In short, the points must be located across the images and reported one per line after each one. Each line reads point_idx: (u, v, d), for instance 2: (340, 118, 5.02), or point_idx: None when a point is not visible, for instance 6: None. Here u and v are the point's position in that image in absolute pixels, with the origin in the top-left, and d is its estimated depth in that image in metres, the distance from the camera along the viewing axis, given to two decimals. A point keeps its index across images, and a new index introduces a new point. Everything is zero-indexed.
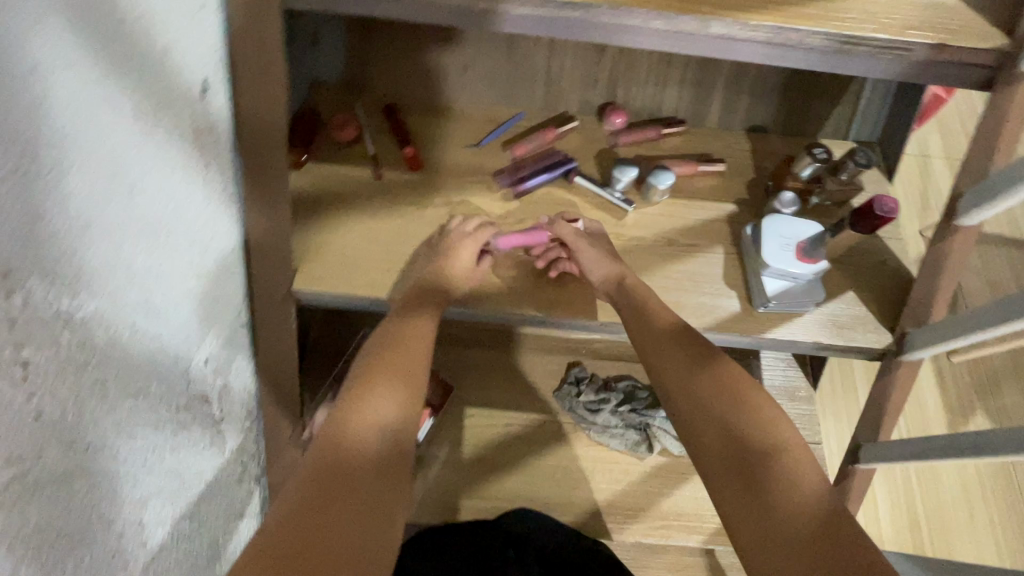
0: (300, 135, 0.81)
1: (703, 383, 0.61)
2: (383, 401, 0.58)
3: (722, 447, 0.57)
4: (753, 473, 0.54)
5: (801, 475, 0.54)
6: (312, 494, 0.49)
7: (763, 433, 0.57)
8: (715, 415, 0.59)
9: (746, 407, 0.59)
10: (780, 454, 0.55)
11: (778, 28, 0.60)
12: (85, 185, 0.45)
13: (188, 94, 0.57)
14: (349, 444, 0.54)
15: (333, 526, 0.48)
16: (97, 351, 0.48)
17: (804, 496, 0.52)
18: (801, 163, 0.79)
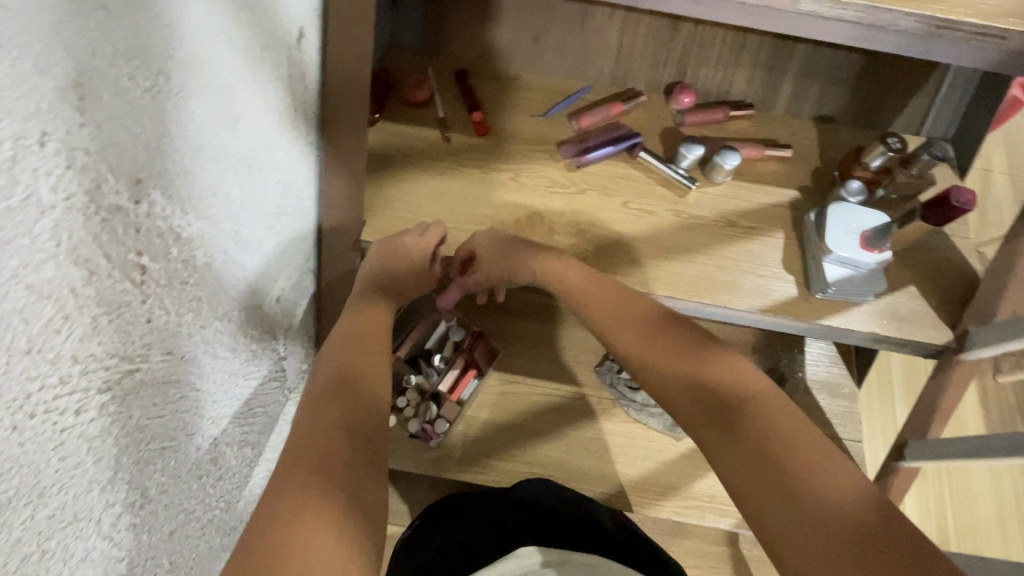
0: (376, 93, 0.83)
1: (670, 351, 0.61)
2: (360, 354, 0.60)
3: (701, 408, 0.55)
4: (733, 425, 0.52)
5: (784, 418, 0.52)
6: (310, 426, 0.51)
7: (736, 385, 0.56)
8: (689, 381, 0.58)
9: (715, 364, 0.58)
10: (756, 399, 0.54)
11: (869, 8, 0.59)
12: (201, 111, 0.48)
13: (288, 38, 0.59)
14: (340, 382, 0.56)
15: (326, 449, 0.49)
16: (196, 270, 0.52)
17: (803, 443, 0.50)
18: (873, 153, 0.78)
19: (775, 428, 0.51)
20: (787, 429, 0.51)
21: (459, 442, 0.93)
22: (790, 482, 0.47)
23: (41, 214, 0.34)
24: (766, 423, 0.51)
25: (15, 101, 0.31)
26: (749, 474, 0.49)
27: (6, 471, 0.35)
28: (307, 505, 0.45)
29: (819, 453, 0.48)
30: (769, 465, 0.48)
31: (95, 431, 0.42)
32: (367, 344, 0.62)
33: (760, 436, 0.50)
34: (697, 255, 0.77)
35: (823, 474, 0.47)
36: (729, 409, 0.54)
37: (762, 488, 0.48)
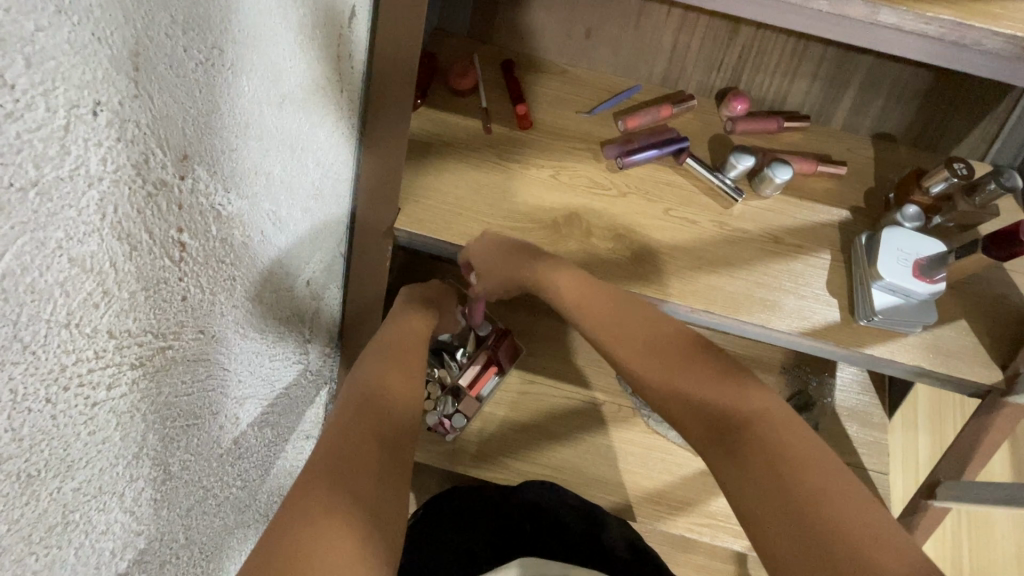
0: (421, 78, 0.81)
1: (677, 370, 0.60)
2: (391, 364, 0.62)
3: (712, 430, 0.55)
4: (743, 448, 0.52)
5: (790, 441, 0.51)
6: (345, 426, 0.52)
7: (748, 405, 0.55)
8: (701, 401, 0.57)
9: (727, 385, 0.57)
10: (765, 421, 0.53)
11: (956, 24, 0.55)
12: (252, 88, 0.47)
13: (339, 17, 0.58)
14: (374, 388, 0.57)
15: (359, 450, 0.50)
16: (233, 250, 0.51)
17: (829, 485, 0.47)
18: (935, 177, 0.74)
19: (792, 452, 0.50)
20: (802, 455, 0.50)
21: (475, 436, 0.91)
22: (809, 508, 0.45)
23: (89, 185, 0.33)
24: (793, 464, 0.49)
25: (71, 67, 0.30)
26: (765, 497, 0.48)
27: (37, 443, 0.35)
28: (337, 504, 0.45)
29: (840, 486, 0.47)
30: (785, 491, 0.47)
31: (125, 407, 0.42)
32: (397, 356, 0.64)
33: (773, 459, 0.49)
34: (738, 270, 0.74)
35: (844, 507, 0.45)
36: (741, 430, 0.53)
37: (779, 513, 0.46)
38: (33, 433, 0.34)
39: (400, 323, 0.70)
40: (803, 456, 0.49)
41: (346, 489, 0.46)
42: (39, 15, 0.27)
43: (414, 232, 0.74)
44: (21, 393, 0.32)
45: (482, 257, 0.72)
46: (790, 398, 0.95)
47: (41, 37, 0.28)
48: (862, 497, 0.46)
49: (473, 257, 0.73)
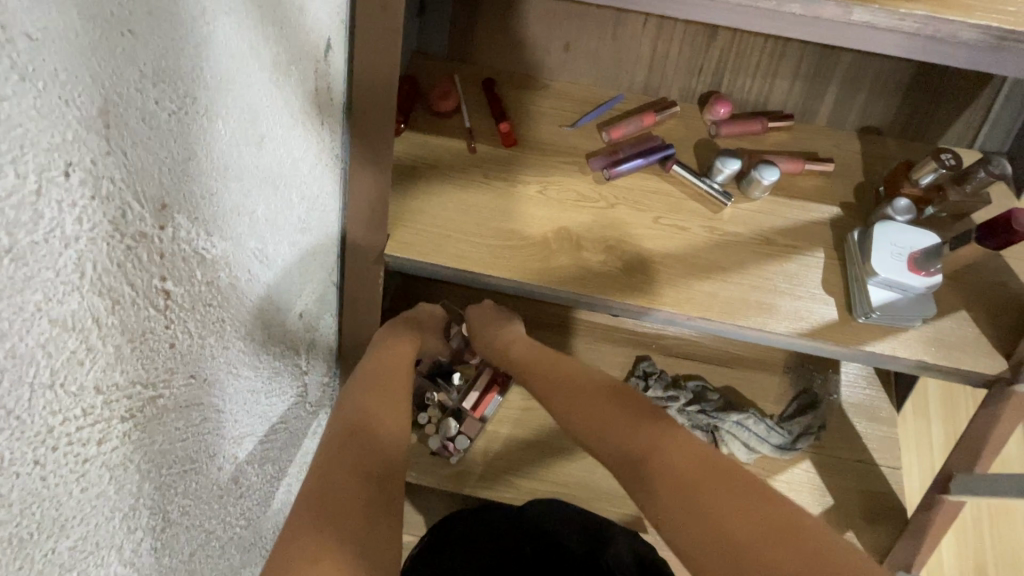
0: (403, 103, 0.82)
1: (593, 420, 0.61)
2: (372, 394, 0.62)
3: (620, 467, 0.57)
4: (645, 482, 0.53)
5: (705, 463, 0.53)
6: (328, 462, 0.52)
7: (650, 435, 0.57)
8: (607, 435, 0.59)
9: (637, 419, 0.59)
10: (661, 448, 0.55)
11: (928, 19, 0.56)
12: (228, 131, 0.47)
13: (314, 52, 0.59)
14: (356, 424, 0.57)
15: (345, 487, 0.50)
16: (220, 293, 0.51)
17: (742, 498, 0.49)
18: (924, 169, 0.73)
19: (703, 477, 0.51)
20: (713, 474, 0.51)
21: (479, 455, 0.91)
22: (721, 530, 0.47)
23: (66, 245, 0.33)
24: (713, 483, 0.50)
25: (39, 132, 0.30)
26: (675, 524, 0.49)
27: (29, 506, 0.34)
28: (325, 542, 0.45)
29: (755, 501, 0.48)
30: (694, 514, 0.49)
31: (117, 460, 0.42)
32: (387, 388, 0.63)
33: (674, 487, 0.51)
34: (733, 274, 0.74)
35: (748, 516, 0.47)
36: (640, 463, 0.55)
37: (690, 535, 0.48)
38: (24, 496, 0.34)
39: (386, 352, 0.70)
40: (715, 474, 0.51)
41: (333, 527, 0.46)
42: (3, 85, 0.27)
43: (405, 258, 0.74)
44: (7, 458, 0.32)
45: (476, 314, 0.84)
46: (794, 398, 0.94)
47: (7, 105, 0.28)
48: (773, 505, 0.48)
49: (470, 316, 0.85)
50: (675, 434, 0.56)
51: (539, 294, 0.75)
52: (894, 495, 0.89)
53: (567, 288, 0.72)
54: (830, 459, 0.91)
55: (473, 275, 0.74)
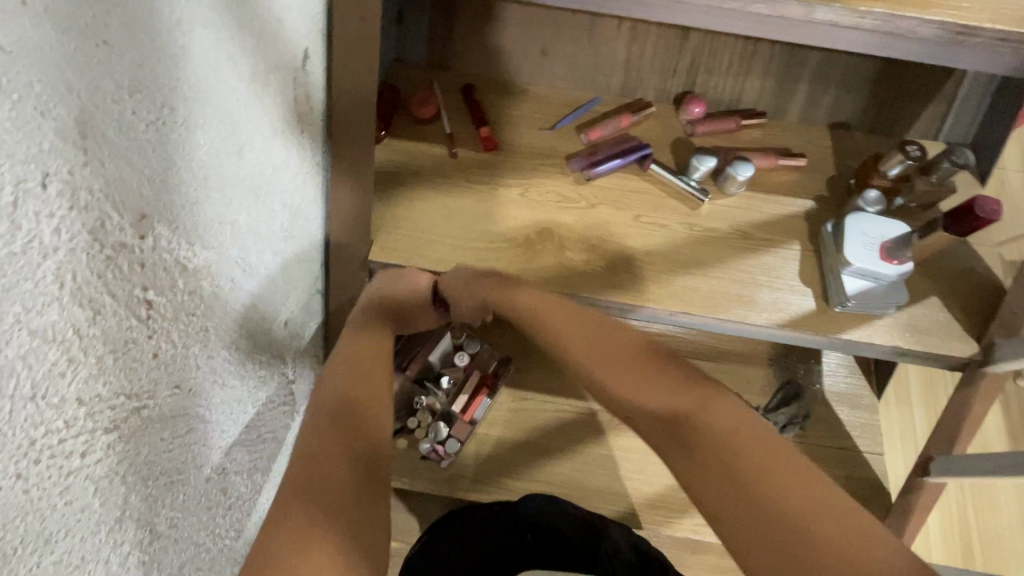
0: (383, 111, 0.83)
1: (630, 379, 0.58)
2: (359, 368, 0.59)
3: (659, 428, 0.55)
4: (693, 445, 0.52)
5: (746, 433, 0.51)
6: (312, 445, 0.51)
7: (692, 401, 0.54)
8: (645, 402, 0.56)
9: (670, 384, 0.56)
10: (712, 413, 0.53)
11: (887, 16, 0.58)
12: (207, 140, 0.48)
13: (292, 61, 0.60)
14: (342, 404, 0.55)
15: (331, 474, 0.49)
16: (203, 301, 0.51)
17: (781, 472, 0.48)
18: (891, 161, 0.76)
19: (743, 448, 0.50)
20: (750, 441, 0.51)
21: (470, 458, 0.91)
22: (749, 499, 0.47)
23: (44, 257, 0.33)
24: (751, 456, 0.49)
25: (16, 144, 0.30)
26: (710, 489, 0.49)
27: (12, 521, 0.34)
28: (315, 534, 0.45)
29: (779, 468, 0.48)
30: (734, 488, 0.48)
31: (102, 472, 0.41)
32: (371, 358, 0.60)
33: (719, 452, 0.50)
34: (712, 269, 0.75)
35: (786, 488, 0.47)
36: (687, 427, 0.53)
37: (722, 502, 0.48)
38: (6, 511, 0.34)
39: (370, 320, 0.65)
40: (753, 446, 0.50)
41: (323, 517, 0.46)
42: None
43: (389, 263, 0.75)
44: None
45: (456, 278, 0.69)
46: (779, 389, 0.96)
47: None
48: (810, 478, 0.48)
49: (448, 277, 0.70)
50: (713, 400, 0.54)
51: None
52: (879, 481, 0.91)
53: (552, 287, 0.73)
54: (815, 448, 0.93)
55: None
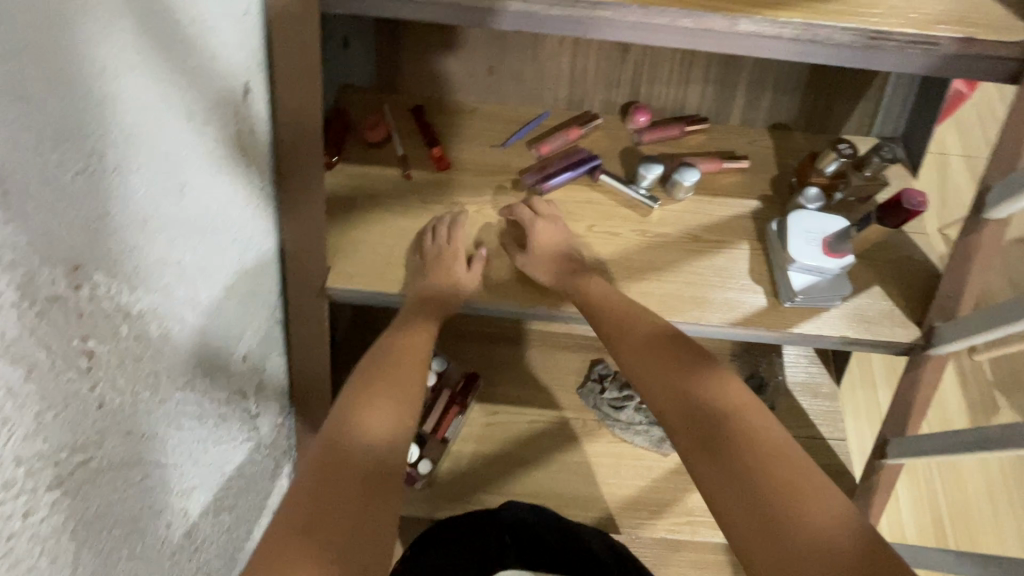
0: (333, 137, 0.83)
1: (666, 374, 0.60)
2: (376, 392, 0.61)
3: (688, 423, 0.55)
4: (720, 442, 0.53)
5: (767, 435, 0.53)
6: (320, 463, 0.53)
7: (721, 399, 0.56)
8: (674, 393, 0.58)
9: (705, 382, 0.58)
10: (745, 416, 0.54)
11: (806, 25, 0.61)
12: (144, 184, 0.47)
13: (231, 97, 0.60)
14: (351, 426, 0.56)
15: (333, 493, 0.50)
16: (151, 345, 0.50)
17: (791, 472, 0.49)
18: (826, 159, 0.80)
19: (762, 449, 0.51)
20: (775, 443, 0.52)
21: (445, 477, 0.91)
22: (761, 495, 0.49)
23: None
24: (766, 456, 0.51)
25: None
26: (724, 483, 0.50)
27: None
28: (308, 551, 0.46)
29: (794, 469, 0.50)
30: (744, 483, 0.50)
31: (48, 530, 0.40)
32: (389, 382, 0.63)
33: (742, 448, 0.52)
34: (666, 273, 0.77)
35: (789, 486, 0.48)
36: (719, 426, 0.54)
37: (734, 495, 0.49)
38: None
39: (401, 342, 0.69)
40: (770, 448, 0.51)
41: (316, 535, 0.47)
42: None
43: (346, 289, 0.75)
44: None
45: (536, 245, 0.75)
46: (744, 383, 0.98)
47: None
48: (819, 482, 0.49)
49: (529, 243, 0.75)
50: (740, 402, 0.56)
51: (495, 312, 0.77)
52: (842, 466, 0.94)
53: (512, 301, 0.75)
54: None
55: (416, 299, 0.74)
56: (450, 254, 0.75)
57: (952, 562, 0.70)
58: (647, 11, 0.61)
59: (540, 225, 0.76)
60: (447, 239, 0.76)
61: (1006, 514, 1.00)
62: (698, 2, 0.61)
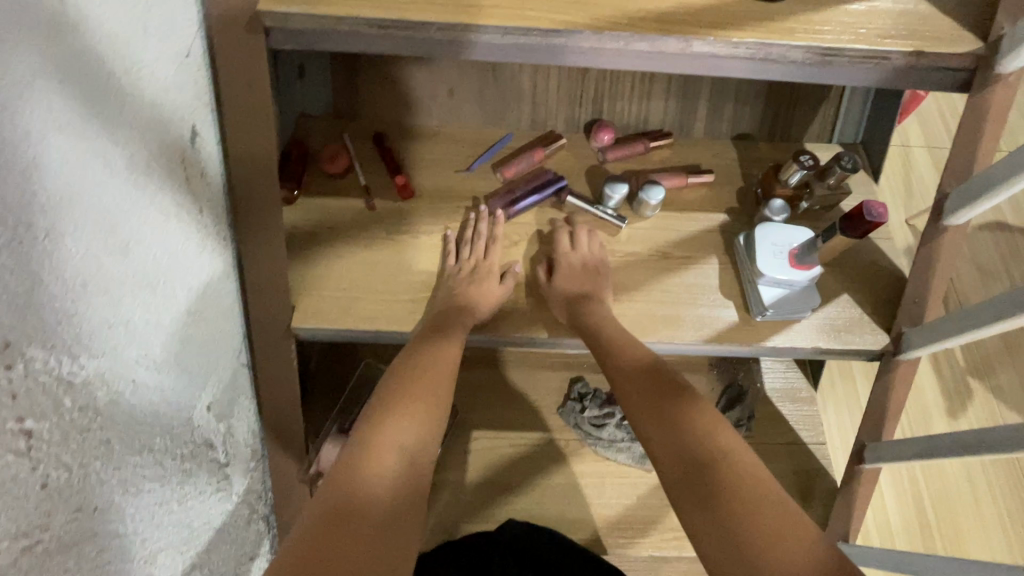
0: (291, 170, 0.81)
1: (660, 414, 0.61)
2: (385, 422, 0.59)
3: (680, 468, 0.56)
4: (709, 492, 0.53)
5: (756, 482, 0.53)
6: (319, 518, 0.50)
7: (714, 441, 0.57)
8: (668, 434, 0.59)
9: (699, 423, 0.59)
10: (736, 460, 0.55)
11: (759, 44, 0.61)
12: (82, 247, 0.45)
13: (178, 142, 0.58)
14: (349, 478, 0.54)
15: (331, 554, 0.48)
16: (100, 413, 0.48)
17: (779, 519, 0.50)
18: (789, 171, 0.80)
19: (752, 496, 0.52)
20: (765, 490, 0.53)
21: (429, 507, 0.90)
22: (748, 544, 0.50)
23: None
24: (755, 503, 0.52)
25: None
26: (715, 533, 0.51)
27: None
28: None
29: (781, 517, 0.51)
30: (732, 532, 0.51)
31: None
32: (389, 422, 0.60)
33: (732, 496, 0.53)
34: (637, 293, 0.77)
35: (776, 535, 0.49)
36: (710, 473, 0.55)
37: (721, 548, 0.50)
38: None
39: (405, 372, 0.66)
40: (758, 495, 0.52)
41: None
42: None
43: (312, 328, 0.73)
44: None
45: (572, 271, 0.75)
46: (723, 392, 0.98)
47: None
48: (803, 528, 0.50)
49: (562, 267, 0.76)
50: (734, 445, 0.57)
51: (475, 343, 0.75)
52: (823, 470, 0.94)
53: (486, 331, 0.73)
54: (761, 445, 0.96)
55: (385, 334, 0.73)
56: (484, 270, 0.75)
57: (932, 564, 0.70)
58: (601, 36, 0.60)
59: (569, 256, 0.77)
60: (482, 252, 0.77)
61: (988, 513, 1.03)
62: (652, 25, 0.61)
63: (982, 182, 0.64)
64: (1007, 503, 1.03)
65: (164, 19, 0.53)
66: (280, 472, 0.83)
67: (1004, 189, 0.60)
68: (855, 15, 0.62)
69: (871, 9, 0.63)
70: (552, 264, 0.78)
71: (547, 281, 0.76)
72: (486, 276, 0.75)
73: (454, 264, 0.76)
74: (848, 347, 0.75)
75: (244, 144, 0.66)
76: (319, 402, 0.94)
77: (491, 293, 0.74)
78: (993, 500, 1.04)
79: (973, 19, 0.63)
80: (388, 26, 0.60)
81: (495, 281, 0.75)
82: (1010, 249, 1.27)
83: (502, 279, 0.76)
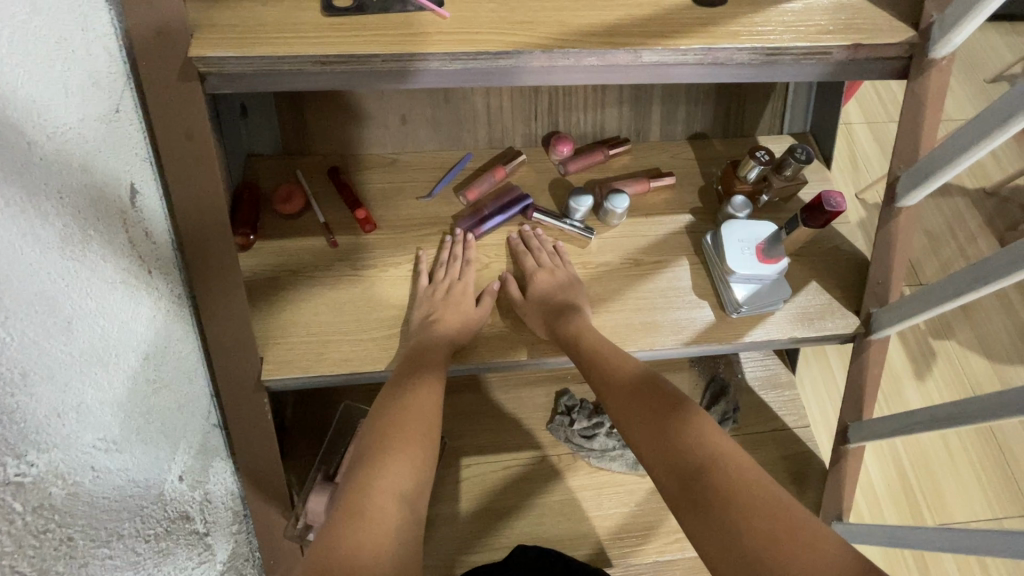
0: (244, 214, 0.77)
1: (650, 424, 0.60)
2: (371, 469, 0.57)
3: (675, 479, 0.56)
4: (708, 499, 0.53)
5: (751, 483, 0.53)
6: None
7: (704, 446, 0.56)
8: (659, 444, 0.58)
9: (688, 429, 0.58)
10: (728, 462, 0.55)
11: (706, 49, 0.61)
12: (18, 334, 0.41)
13: (117, 204, 0.54)
14: (340, 533, 0.51)
15: None
16: (57, 510, 0.44)
17: (777, 518, 0.50)
18: (747, 167, 0.81)
19: (748, 498, 0.52)
20: (761, 490, 0.52)
21: (428, 544, 0.88)
22: (750, 548, 0.49)
23: None
24: (751, 504, 0.51)
25: None
26: (716, 541, 0.51)
27: None
28: None
29: (779, 516, 0.50)
30: (734, 537, 0.50)
31: None
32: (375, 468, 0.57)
33: (727, 500, 0.52)
34: (614, 303, 0.77)
35: (777, 535, 0.49)
36: (704, 479, 0.54)
37: (725, 554, 0.50)
38: None
39: (389, 411, 0.63)
40: (752, 495, 0.52)
41: None
42: None
43: (283, 379, 0.69)
44: None
45: (545, 288, 0.74)
46: (706, 387, 0.99)
47: None
48: (803, 523, 0.50)
49: (536, 285, 0.75)
50: (724, 447, 0.56)
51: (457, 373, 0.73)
52: (811, 452, 0.96)
53: (468, 360, 0.71)
54: (748, 436, 0.98)
55: (362, 376, 0.70)
56: (459, 290, 0.73)
57: (924, 536, 0.72)
58: (550, 54, 0.60)
59: (539, 274, 0.76)
60: (458, 273, 0.76)
61: (966, 472, 1.08)
62: (599, 39, 0.60)
63: (929, 163, 0.66)
64: (982, 463, 1.08)
65: (85, 78, 0.50)
66: (267, 531, 0.79)
67: (951, 169, 0.62)
68: (792, 14, 0.64)
69: (807, 7, 0.64)
70: (523, 283, 0.77)
71: (519, 300, 0.74)
72: (463, 296, 0.73)
73: (430, 286, 0.74)
74: (822, 333, 0.76)
75: (189, 197, 0.63)
76: (300, 450, 0.90)
77: (470, 312, 0.73)
78: (971, 466, 1.08)
79: (904, 8, 0.65)
80: (330, 60, 0.57)
81: (472, 299, 0.74)
82: (955, 214, 1.33)
83: (480, 298, 0.75)
